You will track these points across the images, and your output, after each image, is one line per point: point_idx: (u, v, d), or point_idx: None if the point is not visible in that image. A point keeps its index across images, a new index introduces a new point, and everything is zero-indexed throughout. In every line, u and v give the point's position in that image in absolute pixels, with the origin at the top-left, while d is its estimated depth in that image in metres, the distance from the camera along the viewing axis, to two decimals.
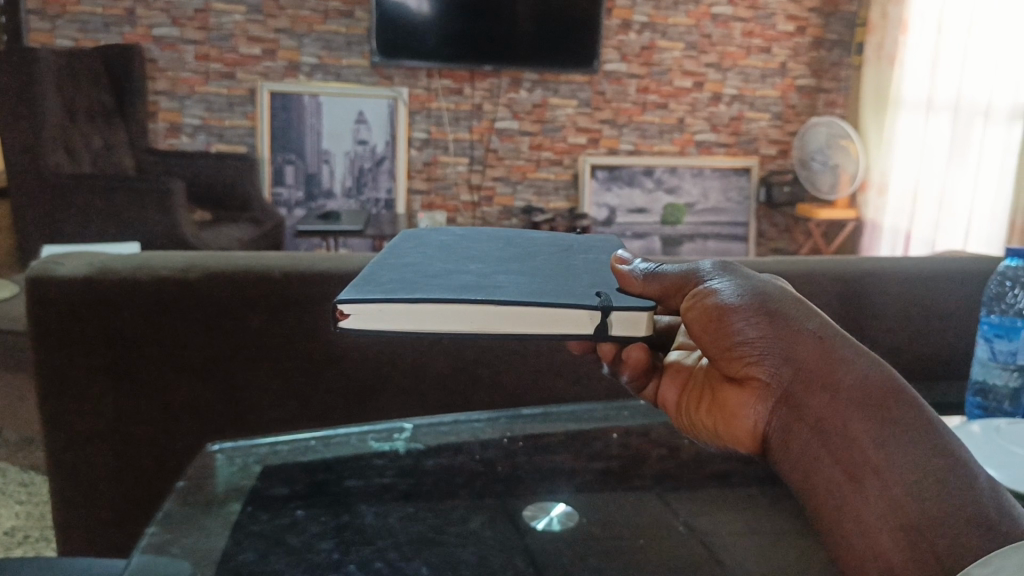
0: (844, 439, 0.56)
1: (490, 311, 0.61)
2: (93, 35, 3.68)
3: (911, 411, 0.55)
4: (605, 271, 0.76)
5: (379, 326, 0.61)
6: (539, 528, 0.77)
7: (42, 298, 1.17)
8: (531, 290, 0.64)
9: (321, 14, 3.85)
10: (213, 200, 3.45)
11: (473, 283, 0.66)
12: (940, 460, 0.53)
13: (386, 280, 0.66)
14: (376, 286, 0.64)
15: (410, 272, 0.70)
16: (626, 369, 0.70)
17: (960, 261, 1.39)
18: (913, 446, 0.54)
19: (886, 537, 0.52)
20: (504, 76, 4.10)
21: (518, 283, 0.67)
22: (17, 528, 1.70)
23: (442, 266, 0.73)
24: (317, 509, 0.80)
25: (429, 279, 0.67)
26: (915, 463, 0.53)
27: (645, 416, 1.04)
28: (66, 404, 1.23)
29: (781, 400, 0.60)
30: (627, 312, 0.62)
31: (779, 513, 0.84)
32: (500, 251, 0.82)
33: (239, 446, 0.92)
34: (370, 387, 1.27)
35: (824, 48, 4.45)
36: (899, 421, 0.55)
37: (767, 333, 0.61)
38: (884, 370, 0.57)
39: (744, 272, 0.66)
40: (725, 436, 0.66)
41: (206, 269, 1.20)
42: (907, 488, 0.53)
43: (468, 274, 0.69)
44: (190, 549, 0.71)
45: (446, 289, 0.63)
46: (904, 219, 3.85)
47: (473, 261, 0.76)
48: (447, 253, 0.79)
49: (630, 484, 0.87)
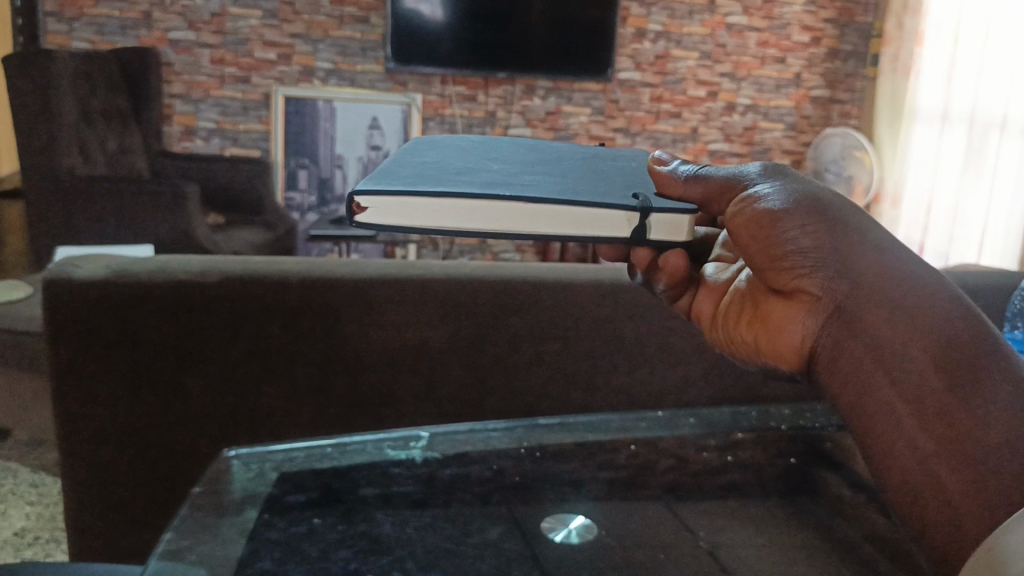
0: (906, 361, 0.58)
1: (516, 208, 0.61)
2: (110, 38, 3.68)
3: (980, 337, 0.58)
4: (637, 177, 0.78)
5: (397, 220, 0.61)
6: (558, 539, 0.77)
7: (59, 300, 1.17)
8: (560, 190, 0.65)
9: (336, 20, 3.85)
10: (226, 204, 3.46)
11: (499, 181, 0.66)
12: (1008, 391, 0.56)
13: (407, 175, 0.67)
14: (395, 181, 0.64)
15: (431, 169, 0.70)
16: (662, 277, 0.77)
17: (981, 275, 1.39)
18: (982, 373, 0.56)
19: (940, 465, 0.56)
20: (518, 83, 4.11)
21: (547, 183, 0.68)
22: (27, 529, 1.70)
23: (463, 164, 0.73)
24: (334, 518, 0.79)
25: (452, 175, 0.67)
26: (981, 390, 0.56)
27: (665, 427, 1.02)
28: (84, 405, 1.23)
29: (832, 315, 0.62)
30: (666, 216, 0.64)
31: (795, 530, 0.83)
32: (523, 155, 0.81)
33: (255, 452, 0.90)
34: (386, 394, 1.27)
35: (839, 59, 4.45)
36: (968, 345, 0.57)
37: (822, 241, 0.63)
38: (949, 292, 0.59)
39: (800, 181, 0.67)
40: (765, 351, 0.69)
41: (223, 273, 1.20)
42: (970, 415, 0.56)
43: (492, 173, 0.70)
44: (207, 555, 0.70)
45: (471, 185, 0.63)
46: (917, 230, 3.82)
47: (497, 163, 0.76)
48: (468, 154, 0.79)
49: (641, 494, 0.87)
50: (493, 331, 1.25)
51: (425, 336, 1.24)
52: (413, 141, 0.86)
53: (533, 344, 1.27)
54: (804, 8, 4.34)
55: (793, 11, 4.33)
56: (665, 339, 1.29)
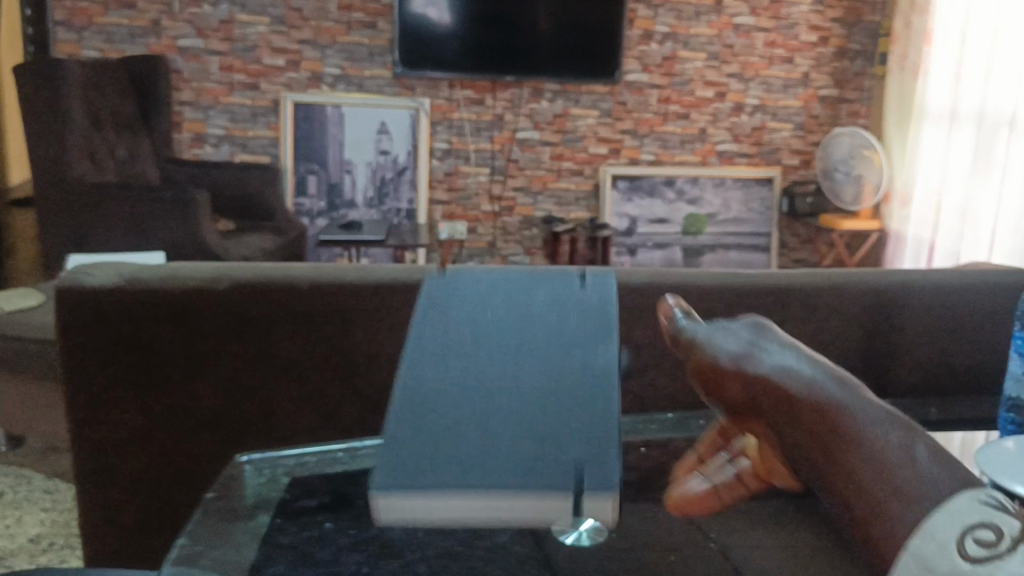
0: (822, 470, 0.56)
1: (505, 506, 0.55)
2: (119, 46, 3.71)
3: (863, 431, 0.56)
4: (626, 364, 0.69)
5: (407, 520, 0.55)
6: (568, 543, 0.77)
7: (72, 306, 1.18)
8: (561, 446, 0.58)
9: (344, 26, 3.86)
10: (236, 210, 3.47)
11: (500, 440, 0.59)
12: (894, 469, 0.54)
13: (408, 432, 0.60)
14: (400, 457, 0.58)
15: (434, 407, 0.63)
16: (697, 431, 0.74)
17: (995, 275, 1.38)
18: (868, 460, 0.55)
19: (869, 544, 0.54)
20: (525, 86, 4.11)
21: (550, 428, 0.60)
22: (41, 536, 1.71)
23: (464, 384, 0.66)
24: (345, 522, 0.80)
25: (455, 430, 0.60)
26: (872, 472, 0.54)
27: (673, 428, 1.03)
28: (96, 414, 1.24)
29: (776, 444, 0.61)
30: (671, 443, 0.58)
31: (807, 532, 0.84)
32: (525, 335, 0.73)
33: (266, 457, 0.91)
34: (396, 397, 1.27)
35: (847, 58, 4.43)
36: (852, 441, 0.56)
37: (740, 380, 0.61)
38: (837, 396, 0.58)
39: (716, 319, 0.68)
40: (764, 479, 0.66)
41: (232, 279, 1.20)
42: (872, 497, 0.53)
43: (495, 409, 0.63)
44: (221, 561, 0.71)
45: (470, 462, 0.57)
46: (928, 228, 3.83)
47: (491, 360, 0.70)
48: (467, 347, 0.72)
49: (651, 494, 0.87)
50: None
51: None
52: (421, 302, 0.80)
53: None
54: (811, 8, 4.34)
55: (800, 11, 4.32)
56: None
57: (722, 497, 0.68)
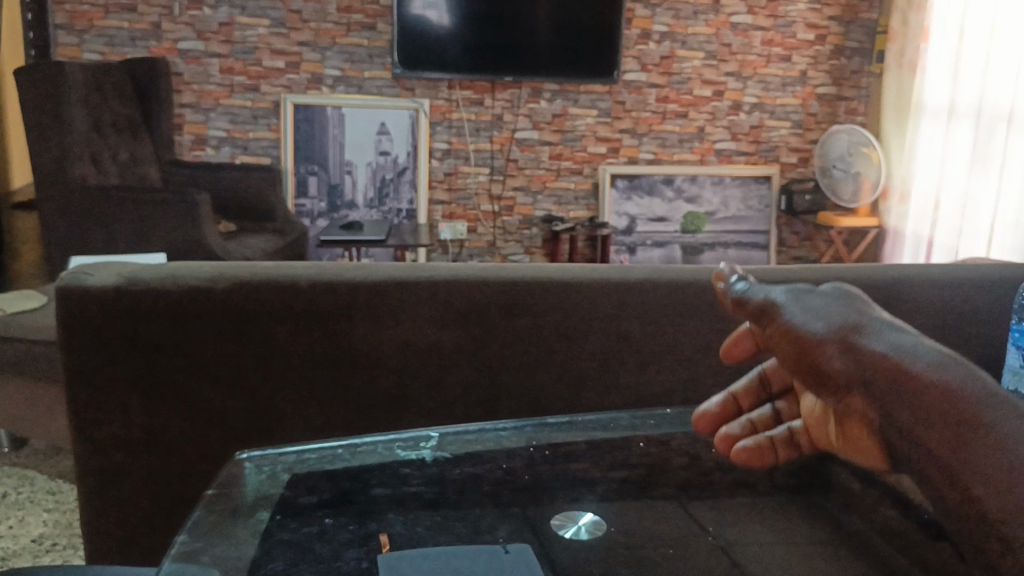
0: (921, 441, 0.59)
1: None
2: (120, 49, 3.73)
3: (974, 404, 0.58)
4: None
5: None
6: (567, 536, 0.80)
7: (73, 307, 1.19)
8: None
9: (343, 27, 3.88)
10: (237, 211, 3.49)
11: None
12: (1002, 442, 0.56)
13: None
14: None
15: None
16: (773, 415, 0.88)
17: (989, 268, 1.39)
18: (979, 439, 0.57)
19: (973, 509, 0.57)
20: (524, 86, 4.12)
21: None
22: (45, 536, 1.73)
23: None
24: (345, 518, 0.82)
25: None
26: (983, 448, 0.57)
27: (669, 424, 1.05)
28: (98, 414, 1.25)
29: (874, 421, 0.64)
30: None
31: (807, 527, 0.85)
32: None
33: (266, 454, 0.91)
34: (397, 395, 1.28)
35: (845, 56, 4.44)
36: (962, 416, 0.58)
37: (843, 358, 0.64)
38: (953, 371, 0.59)
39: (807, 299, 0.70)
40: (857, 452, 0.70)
41: (233, 279, 1.21)
42: (985, 467, 0.56)
43: None
44: (220, 558, 0.73)
45: None
46: (926, 224, 3.84)
47: None
48: None
49: (653, 493, 0.90)
50: (502, 331, 1.26)
51: (434, 338, 1.26)
52: (380, 567, 0.71)
53: (542, 345, 1.28)
54: (808, 6, 4.34)
55: (797, 10, 4.33)
56: (672, 338, 1.30)
57: (778, 453, 0.87)
